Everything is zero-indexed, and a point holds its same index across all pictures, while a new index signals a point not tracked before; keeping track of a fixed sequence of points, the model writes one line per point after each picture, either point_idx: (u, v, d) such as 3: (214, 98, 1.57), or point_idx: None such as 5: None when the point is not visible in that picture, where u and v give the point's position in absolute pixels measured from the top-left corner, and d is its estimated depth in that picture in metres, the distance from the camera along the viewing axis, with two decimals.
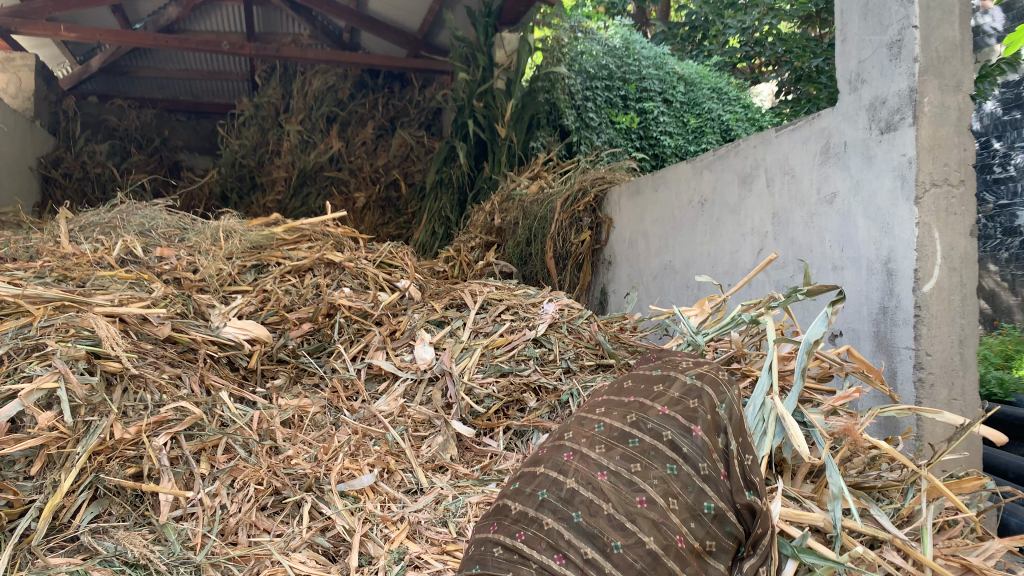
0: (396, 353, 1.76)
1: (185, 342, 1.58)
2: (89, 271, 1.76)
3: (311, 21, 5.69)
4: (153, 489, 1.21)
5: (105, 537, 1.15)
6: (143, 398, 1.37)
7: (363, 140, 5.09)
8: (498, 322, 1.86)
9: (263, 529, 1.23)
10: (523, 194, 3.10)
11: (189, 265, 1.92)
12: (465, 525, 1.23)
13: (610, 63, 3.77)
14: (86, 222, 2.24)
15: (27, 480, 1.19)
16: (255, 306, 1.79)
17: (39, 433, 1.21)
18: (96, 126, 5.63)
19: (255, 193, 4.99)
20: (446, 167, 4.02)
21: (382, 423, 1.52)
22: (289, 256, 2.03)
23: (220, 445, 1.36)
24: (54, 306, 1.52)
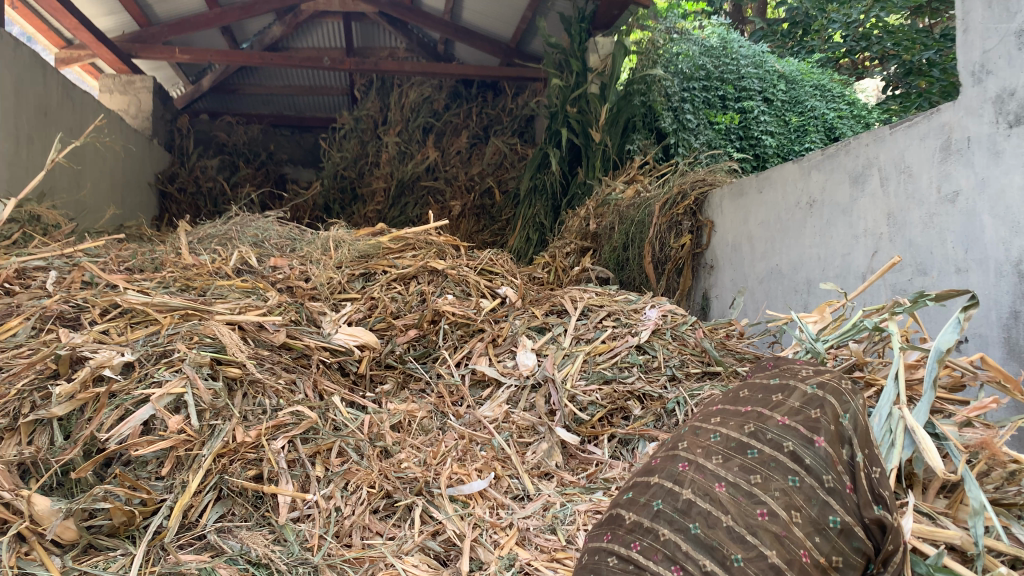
0: (499, 359, 1.78)
1: (299, 348, 1.63)
2: (209, 280, 1.85)
3: (407, 34, 5.86)
4: (273, 491, 1.25)
5: (230, 537, 1.20)
6: (262, 402, 1.43)
7: (458, 149, 5.18)
8: (600, 328, 1.84)
9: (376, 532, 1.26)
10: (618, 198, 3.08)
11: (302, 274, 1.98)
12: (575, 533, 1.22)
13: (707, 63, 3.66)
14: (204, 234, 2.35)
15: (159, 479, 1.24)
16: (364, 313, 1.84)
17: (169, 436, 1.26)
18: (208, 142, 5.94)
19: (356, 204, 5.14)
20: (540, 174, 4.06)
21: (487, 429, 1.53)
22: (395, 264, 2.08)
23: (333, 448, 1.40)
24: (180, 314, 1.60)
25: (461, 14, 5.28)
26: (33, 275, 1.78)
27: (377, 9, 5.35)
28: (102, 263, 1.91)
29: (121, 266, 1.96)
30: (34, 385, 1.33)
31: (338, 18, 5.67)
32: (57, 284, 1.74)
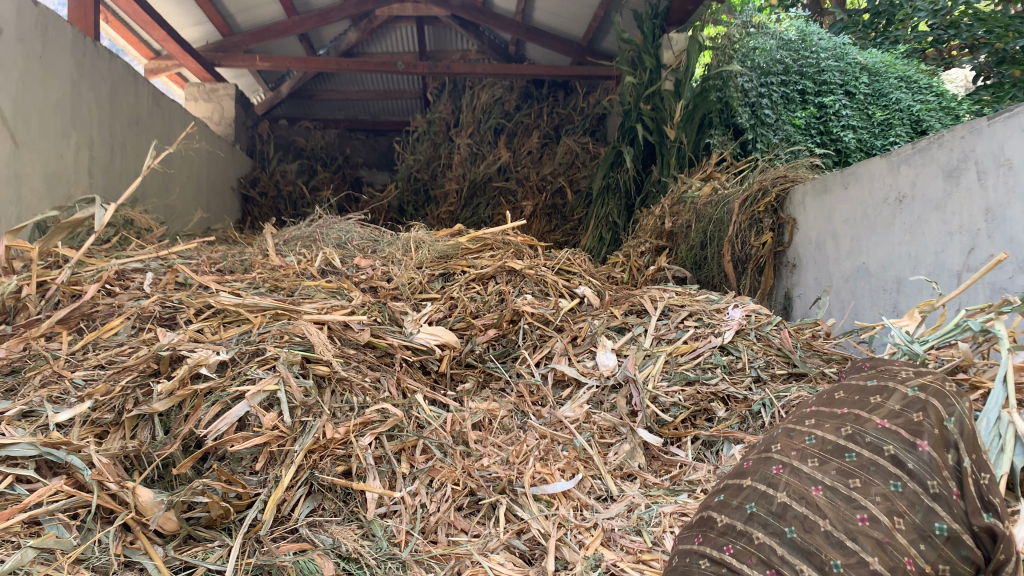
0: (579, 359, 1.77)
1: (383, 347, 1.66)
2: (297, 281, 1.90)
3: (479, 36, 5.90)
4: (362, 488, 1.28)
5: (321, 531, 1.23)
6: (349, 400, 1.46)
7: (529, 150, 5.18)
8: (681, 328, 1.82)
9: (460, 529, 1.27)
10: (695, 196, 3.04)
11: (384, 274, 2.02)
12: (661, 535, 1.21)
13: (786, 57, 3.46)
14: (290, 236, 2.42)
15: (253, 474, 1.28)
16: (444, 313, 1.86)
17: (264, 432, 1.30)
18: (287, 147, 6.11)
19: (429, 206, 5.23)
20: (613, 172, 4.03)
21: (568, 428, 1.53)
22: (474, 264, 2.10)
23: (417, 446, 1.42)
24: (270, 314, 1.65)
25: (533, 15, 5.30)
26: (132, 277, 1.87)
27: (450, 12, 5.43)
28: (196, 265, 1.99)
29: (213, 268, 2.04)
30: (136, 382, 1.39)
31: (411, 22, 5.75)
32: (154, 285, 1.82)
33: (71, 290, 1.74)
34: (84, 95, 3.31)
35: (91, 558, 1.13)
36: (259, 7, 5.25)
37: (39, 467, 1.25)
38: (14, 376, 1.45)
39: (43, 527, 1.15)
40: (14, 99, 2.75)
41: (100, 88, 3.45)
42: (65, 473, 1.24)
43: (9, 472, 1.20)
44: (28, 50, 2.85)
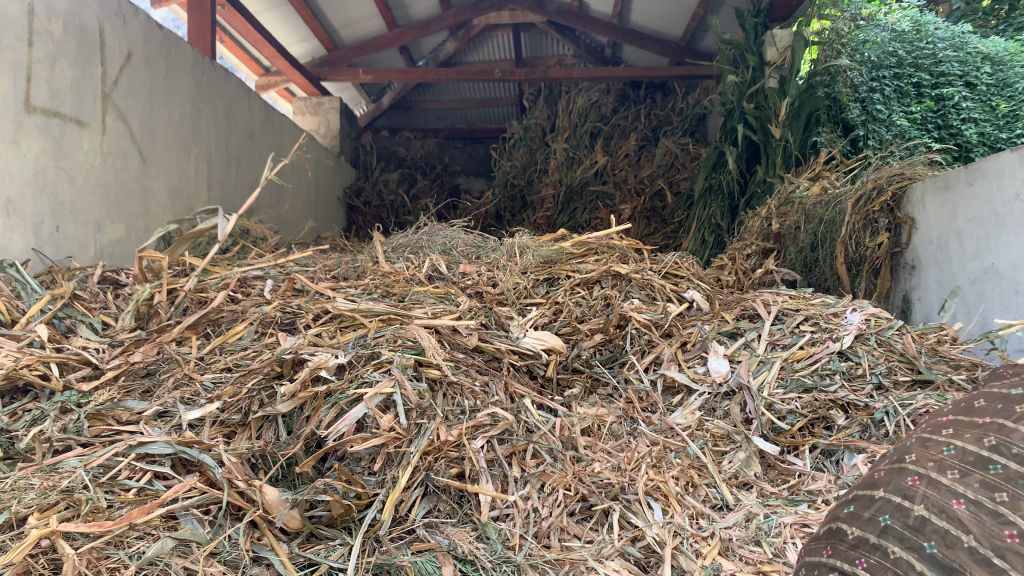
0: (689, 364, 1.74)
1: (491, 351, 1.67)
2: (407, 286, 1.95)
3: (575, 40, 5.89)
4: (475, 490, 1.29)
5: (437, 532, 1.25)
6: (460, 403, 1.48)
7: (626, 152, 5.13)
8: (797, 333, 1.76)
9: (573, 535, 1.27)
10: (803, 196, 2.93)
11: (490, 280, 2.04)
12: (782, 546, 1.17)
13: (901, 49, 3.30)
14: (398, 243, 2.49)
15: (372, 475, 1.31)
16: (550, 318, 1.86)
17: (381, 433, 1.32)
18: (389, 157, 6.29)
19: (526, 212, 5.30)
20: (716, 173, 3.96)
21: (681, 435, 1.51)
22: (578, 268, 2.09)
23: (528, 450, 1.43)
24: (383, 319, 1.69)
25: (630, 17, 5.26)
26: (253, 284, 1.96)
27: (546, 18, 5.47)
28: (311, 272, 2.07)
29: (328, 274, 2.11)
30: (261, 385, 1.46)
31: (509, 31, 5.81)
32: (273, 292, 1.90)
33: (197, 297, 1.84)
34: (203, 112, 3.49)
35: (222, 552, 1.18)
36: (362, 22, 5.47)
37: (175, 464, 1.32)
38: (151, 379, 1.55)
39: (179, 521, 1.21)
40: (142, 118, 2.93)
41: (217, 104, 3.64)
42: (198, 471, 1.31)
43: (149, 469, 1.28)
44: (154, 71, 3.04)
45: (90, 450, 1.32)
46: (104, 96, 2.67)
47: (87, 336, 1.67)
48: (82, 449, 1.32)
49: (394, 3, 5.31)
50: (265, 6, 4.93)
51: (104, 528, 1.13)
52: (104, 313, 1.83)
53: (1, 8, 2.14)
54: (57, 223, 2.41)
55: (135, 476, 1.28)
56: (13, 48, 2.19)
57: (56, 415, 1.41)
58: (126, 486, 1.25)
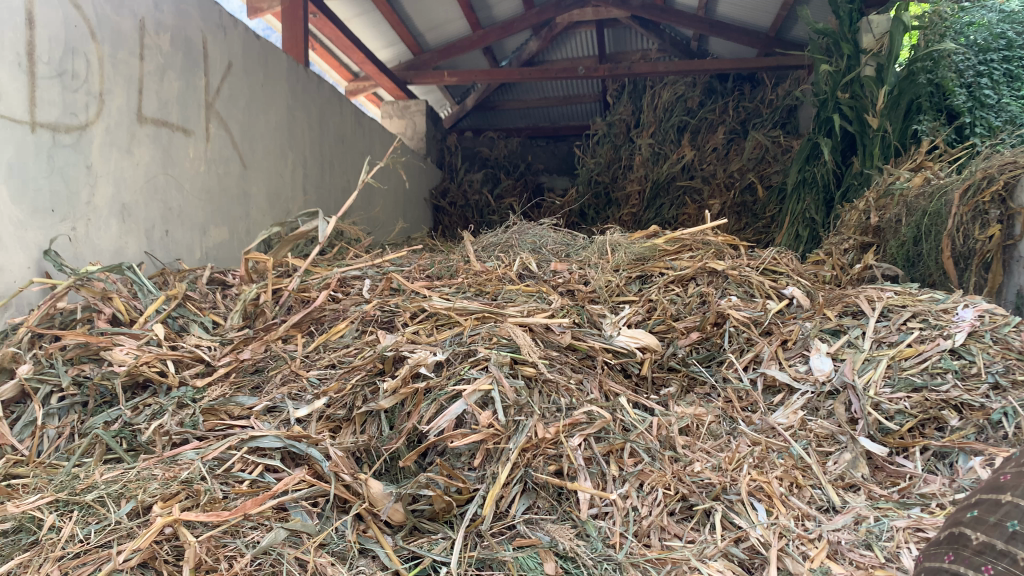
0: (790, 363, 1.69)
1: (584, 349, 1.66)
2: (499, 285, 1.96)
3: (660, 34, 5.81)
4: (575, 487, 1.29)
5: (538, 528, 1.26)
6: (556, 400, 1.47)
7: (714, 147, 5.05)
8: (904, 330, 1.69)
9: (674, 534, 1.26)
10: (904, 187, 2.82)
11: (581, 277, 2.04)
12: (895, 551, 1.14)
13: (1010, 30, 3.15)
14: (488, 242, 2.52)
15: (472, 470, 1.33)
16: (643, 316, 1.85)
17: (480, 430, 1.33)
18: (473, 157, 6.37)
19: (611, 209, 5.34)
20: (809, 166, 3.85)
21: (783, 435, 1.47)
22: (672, 265, 2.07)
23: (626, 448, 1.42)
24: (477, 317, 1.71)
25: (717, 7, 5.14)
26: (351, 284, 2.02)
27: (630, 13, 5.40)
28: (407, 271, 2.12)
29: (423, 273, 2.16)
30: (364, 381, 1.51)
31: (591, 27, 5.78)
32: (372, 291, 1.96)
33: (300, 297, 1.91)
34: (298, 117, 3.61)
35: (331, 543, 1.22)
36: (446, 24, 5.57)
37: (284, 457, 1.38)
38: (259, 375, 1.61)
39: (289, 513, 1.26)
40: (242, 125, 3.05)
41: (311, 110, 3.76)
42: (306, 464, 1.36)
43: (260, 462, 1.34)
44: (252, 79, 3.16)
45: (206, 443, 1.39)
46: (207, 105, 2.79)
47: (200, 335, 1.76)
48: (199, 442, 1.39)
49: (477, 5, 5.38)
50: (353, 13, 5.05)
51: (221, 518, 1.19)
52: (214, 312, 1.92)
53: (115, 25, 2.26)
54: (167, 227, 2.53)
55: (247, 469, 1.34)
56: (125, 62, 2.32)
57: (174, 410, 1.49)
58: (240, 478, 1.31)
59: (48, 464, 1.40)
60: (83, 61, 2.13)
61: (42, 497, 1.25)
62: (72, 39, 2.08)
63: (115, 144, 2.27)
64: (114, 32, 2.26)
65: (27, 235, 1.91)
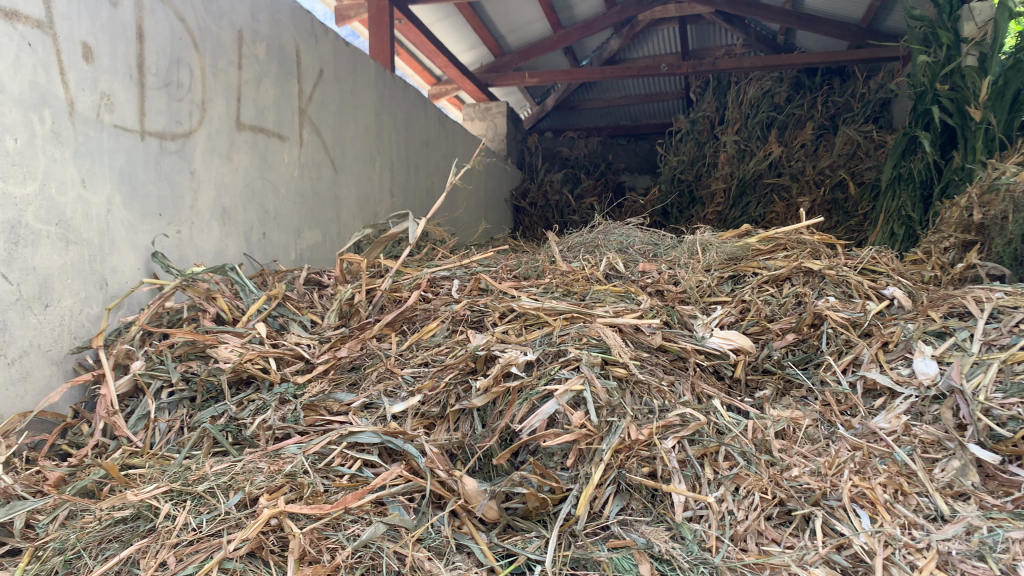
0: (892, 366, 1.63)
1: (676, 351, 1.64)
2: (587, 285, 1.96)
3: (745, 29, 5.69)
4: (670, 490, 1.28)
5: (632, 530, 1.25)
6: (648, 402, 1.46)
7: (803, 143, 4.93)
8: (1017, 332, 1.60)
9: (772, 539, 1.24)
10: (1010, 182, 2.67)
11: (671, 278, 2.02)
12: (1011, 564, 1.10)
13: None
14: (573, 243, 2.52)
15: (565, 470, 1.34)
16: (736, 317, 1.82)
17: (573, 429, 1.33)
18: (554, 157, 6.38)
19: (695, 207, 5.34)
20: (905, 162, 3.71)
21: (885, 441, 1.42)
22: (766, 265, 2.02)
23: (720, 451, 1.40)
24: (567, 317, 1.71)
25: None
26: (441, 284, 2.05)
27: (714, 8, 5.31)
28: (495, 272, 2.14)
29: (510, 274, 2.18)
30: (458, 379, 1.54)
31: (674, 23, 5.72)
32: (461, 291, 1.99)
33: (393, 297, 1.96)
34: (386, 122, 3.69)
35: (427, 538, 1.25)
36: (527, 26, 5.60)
37: (382, 453, 1.43)
38: (356, 373, 1.66)
39: (387, 507, 1.30)
40: (333, 130, 3.14)
41: (397, 114, 3.84)
42: (403, 460, 1.40)
43: (359, 457, 1.39)
44: (342, 85, 3.25)
45: (307, 438, 1.45)
46: (300, 111, 2.89)
47: (299, 334, 1.82)
48: (301, 437, 1.44)
49: (559, 5, 5.39)
50: (437, 18, 5.13)
51: (323, 511, 1.23)
52: (311, 312, 1.99)
53: (215, 36, 2.36)
54: (265, 230, 2.62)
55: (347, 463, 1.39)
56: (225, 71, 2.41)
57: (276, 405, 1.55)
58: (340, 473, 1.36)
59: (161, 455, 1.48)
60: (187, 71, 2.24)
61: (157, 486, 1.33)
62: (177, 51, 2.18)
63: (217, 150, 2.37)
64: (214, 42, 2.36)
65: (137, 239, 2.01)
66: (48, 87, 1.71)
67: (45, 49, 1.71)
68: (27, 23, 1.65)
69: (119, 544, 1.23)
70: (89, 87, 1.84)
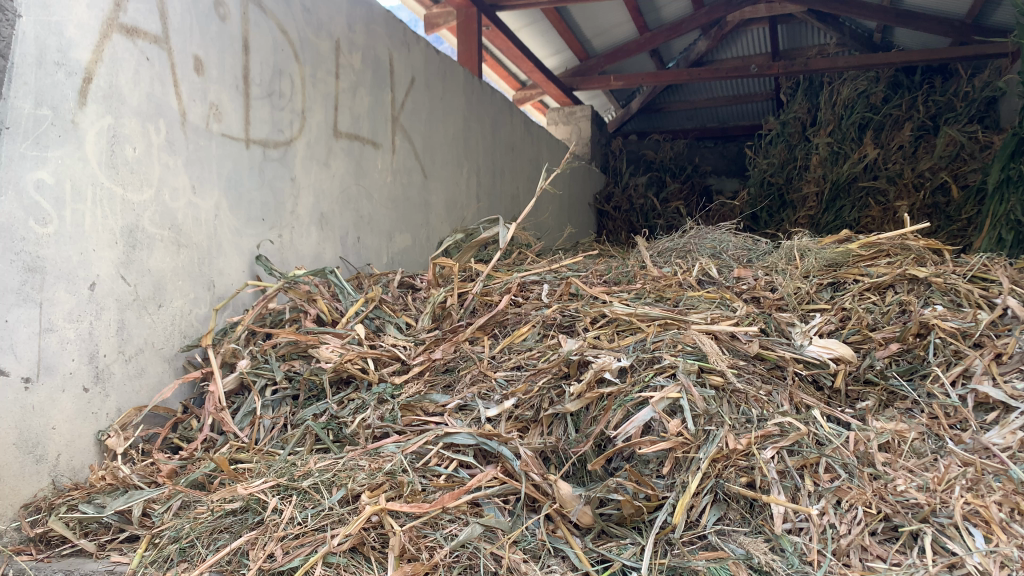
0: (1006, 379, 1.56)
1: (773, 359, 1.61)
2: (680, 291, 1.94)
3: (839, 28, 5.52)
4: (769, 500, 1.25)
5: (730, 540, 1.24)
6: (746, 411, 1.43)
7: (900, 144, 4.70)
8: None
9: (877, 555, 1.20)
10: None
11: (768, 284, 1.98)
12: None
13: None
14: (663, 247, 2.50)
15: (661, 477, 1.33)
16: (836, 325, 1.77)
17: (669, 437, 1.33)
18: (638, 160, 6.34)
19: (786, 211, 5.23)
20: (1014, 163, 3.52)
21: (999, 457, 1.37)
22: (868, 272, 1.96)
23: (821, 463, 1.36)
24: (660, 323, 1.70)
25: None
26: (531, 289, 2.07)
27: (807, 7, 5.17)
28: (585, 276, 2.14)
29: (600, 279, 2.17)
30: (551, 384, 1.54)
31: (764, 24, 5.61)
32: (551, 295, 2.00)
33: (484, 300, 1.98)
34: (473, 128, 3.74)
35: (523, 541, 1.26)
36: (613, 29, 5.59)
37: (476, 454, 1.45)
38: (451, 374, 1.69)
39: (483, 508, 1.32)
40: (424, 136, 3.21)
41: (484, 119, 3.89)
42: (497, 462, 1.42)
43: (455, 457, 1.42)
44: (432, 92, 3.31)
45: (405, 438, 1.49)
46: (393, 118, 2.96)
47: (395, 335, 1.87)
48: (398, 436, 1.48)
49: (646, 7, 5.36)
50: (523, 23, 5.15)
51: (422, 509, 1.26)
52: (406, 314, 2.04)
53: (314, 47, 2.45)
54: (359, 235, 2.70)
55: (443, 463, 1.42)
56: (323, 80, 2.50)
57: (375, 405, 1.60)
58: (437, 472, 1.39)
59: (266, 451, 1.55)
60: (289, 81, 2.32)
61: (265, 481, 1.38)
62: (279, 62, 2.27)
63: (315, 157, 2.45)
64: (313, 53, 2.44)
65: (242, 242, 2.09)
66: (163, 99, 1.81)
67: (162, 62, 1.80)
68: (146, 39, 1.75)
69: (229, 535, 1.29)
70: (200, 97, 1.94)
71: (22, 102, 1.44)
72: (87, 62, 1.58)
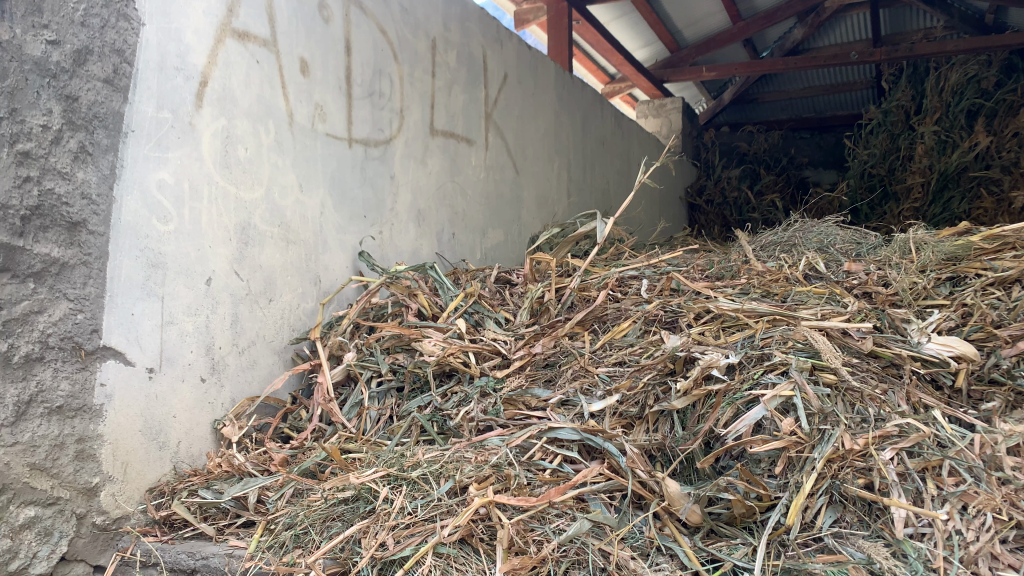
0: None
1: (888, 357, 1.55)
2: (787, 286, 1.89)
3: (945, 10, 5.24)
4: (890, 503, 1.20)
5: (848, 543, 1.20)
6: (861, 410, 1.37)
7: (1016, 131, 4.47)
8: None
9: (1009, 565, 1.14)
10: None
11: (881, 279, 1.91)
12: None
13: None
14: (767, 241, 2.44)
15: (773, 477, 1.30)
16: (956, 322, 1.68)
17: (782, 436, 1.30)
18: (731, 152, 6.21)
19: (889, 202, 4.98)
20: None
21: None
22: (991, 266, 1.85)
23: (945, 466, 1.28)
24: (768, 319, 1.65)
25: None
26: (629, 284, 2.05)
27: None
28: (686, 271, 2.10)
29: (702, 274, 2.14)
30: (656, 380, 1.52)
31: (866, 8, 5.39)
32: (651, 290, 1.97)
33: (582, 295, 1.97)
34: (564, 123, 3.74)
35: (631, 538, 1.26)
36: (705, 19, 5.49)
37: (580, 450, 1.44)
38: (552, 369, 1.69)
39: (589, 503, 1.31)
40: (516, 132, 3.22)
41: (574, 113, 3.87)
42: (602, 457, 1.41)
43: (559, 452, 1.42)
44: (525, 88, 3.32)
45: (509, 431, 1.50)
46: (486, 115, 2.98)
47: (495, 330, 1.88)
48: (502, 430, 1.50)
49: None
50: (613, 16, 5.12)
51: (529, 503, 1.27)
52: (504, 309, 2.05)
53: (411, 45, 2.49)
54: (454, 231, 2.73)
55: (548, 458, 1.42)
56: (420, 80, 2.53)
57: (478, 398, 1.63)
58: (542, 467, 1.39)
59: (374, 441, 1.59)
60: (388, 81, 2.36)
61: (376, 470, 1.41)
62: (379, 62, 2.32)
63: (413, 155, 2.49)
64: (411, 52, 2.48)
65: (346, 238, 2.15)
66: (272, 100, 1.87)
67: (270, 65, 1.87)
68: (256, 43, 1.82)
69: (342, 522, 1.33)
70: (306, 98, 2.00)
71: (146, 105, 1.51)
72: (203, 66, 1.65)
